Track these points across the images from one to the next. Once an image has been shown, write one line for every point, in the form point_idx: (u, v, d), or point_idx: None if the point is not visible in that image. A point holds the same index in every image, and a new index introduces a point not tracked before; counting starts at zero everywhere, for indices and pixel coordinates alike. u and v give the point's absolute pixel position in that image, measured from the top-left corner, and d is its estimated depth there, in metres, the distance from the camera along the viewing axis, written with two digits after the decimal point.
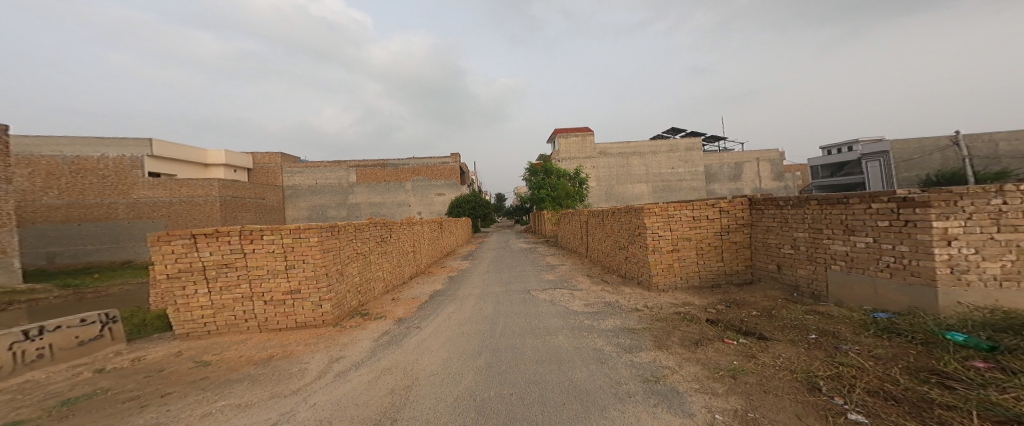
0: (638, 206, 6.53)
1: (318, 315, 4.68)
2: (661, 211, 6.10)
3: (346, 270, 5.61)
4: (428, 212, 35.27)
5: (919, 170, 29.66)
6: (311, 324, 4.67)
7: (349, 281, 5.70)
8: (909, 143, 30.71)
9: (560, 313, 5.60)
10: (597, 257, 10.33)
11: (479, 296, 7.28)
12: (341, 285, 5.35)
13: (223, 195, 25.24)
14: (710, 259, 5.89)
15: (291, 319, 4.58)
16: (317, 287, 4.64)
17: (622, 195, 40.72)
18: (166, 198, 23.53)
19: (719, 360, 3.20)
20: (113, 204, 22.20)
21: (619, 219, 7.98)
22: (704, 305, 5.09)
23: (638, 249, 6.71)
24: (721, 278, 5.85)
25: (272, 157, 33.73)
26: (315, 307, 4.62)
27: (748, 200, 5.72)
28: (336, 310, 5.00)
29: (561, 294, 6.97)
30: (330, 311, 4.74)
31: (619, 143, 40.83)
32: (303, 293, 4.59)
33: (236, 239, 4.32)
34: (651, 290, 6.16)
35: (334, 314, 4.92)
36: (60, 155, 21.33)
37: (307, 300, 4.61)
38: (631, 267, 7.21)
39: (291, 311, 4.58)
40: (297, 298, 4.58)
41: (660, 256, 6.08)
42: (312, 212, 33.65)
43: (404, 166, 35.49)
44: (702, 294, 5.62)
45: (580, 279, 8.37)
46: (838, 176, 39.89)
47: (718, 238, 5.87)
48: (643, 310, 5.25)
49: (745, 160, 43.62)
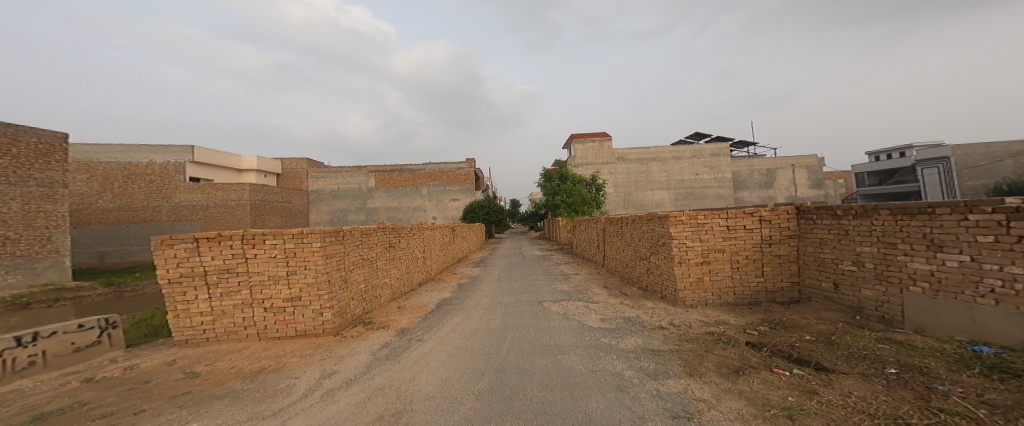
0: (663, 214, 5.94)
1: (319, 324, 4.47)
2: (690, 219, 5.49)
3: (351, 276, 5.41)
4: (444, 217, 35.51)
5: (986, 178, 26.86)
6: (311, 332, 4.47)
7: (353, 288, 5.49)
8: (974, 148, 27.86)
9: (574, 329, 5.08)
10: (614, 267, 9.69)
11: (488, 306, 6.88)
12: (345, 292, 5.15)
13: (253, 199, 26.55)
14: (747, 274, 5.21)
15: (291, 327, 4.39)
16: (318, 294, 4.43)
17: (643, 202, 39.29)
18: (203, 201, 25.03)
19: (767, 394, 2.61)
20: (157, 206, 23.89)
21: (640, 227, 7.39)
22: (740, 325, 4.46)
23: (662, 260, 6.10)
24: (761, 296, 5.13)
25: (299, 163, 35.27)
26: (315, 315, 4.41)
27: (795, 208, 5.02)
28: (337, 319, 4.78)
29: (575, 306, 6.44)
30: (331, 320, 4.52)
31: (639, 148, 39.60)
32: (304, 300, 4.40)
33: (238, 244, 4.19)
34: (677, 305, 5.53)
35: (336, 322, 4.69)
36: (113, 161, 23.23)
37: (308, 307, 4.41)
38: (653, 280, 6.56)
39: (290, 319, 4.39)
40: (298, 305, 4.39)
41: (688, 269, 5.45)
42: (333, 216, 34.80)
43: (421, 171, 36.05)
44: (737, 312, 4.95)
45: (596, 290, 7.80)
46: (886, 184, 36.75)
47: (757, 251, 5.18)
48: (669, 328, 4.65)
49: (778, 166, 40.98)
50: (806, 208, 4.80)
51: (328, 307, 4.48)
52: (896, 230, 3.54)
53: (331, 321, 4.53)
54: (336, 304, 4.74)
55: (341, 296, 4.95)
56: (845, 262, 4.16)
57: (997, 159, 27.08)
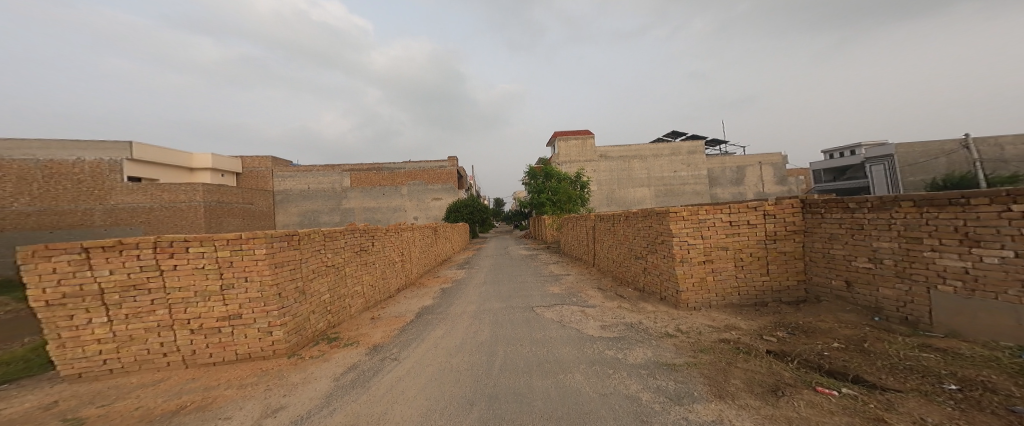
0: (660, 210, 5.58)
1: (267, 345, 3.63)
2: (690, 216, 5.12)
3: (311, 287, 4.58)
4: (425, 217, 34.19)
5: (925, 174, 29.49)
6: (257, 355, 3.63)
7: (315, 300, 4.66)
8: (914, 147, 30.23)
9: (573, 340, 4.55)
10: (606, 266, 9.32)
11: (474, 314, 6.23)
12: (304, 306, 4.33)
13: (207, 200, 24.13)
14: (752, 272, 4.90)
15: (230, 351, 3.54)
16: (264, 310, 3.59)
17: (624, 200, 39.94)
18: (146, 203, 22.51)
19: (822, 422, 2.15)
20: (88, 210, 21.22)
21: (634, 224, 7.03)
22: (752, 329, 4.12)
23: (661, 259, 5.74)
24: (768, 296, 4.84)
25: (263, 161, 32.63)
26: (262, 336, 3.59)
27: (800, 201, 4.74)
28: (293, 338, 3.96)
29: (571, 312, 5.95)
30: (283, 340, 3.70)
31: (620, 146, 40.14)
32: (246, 318, 3.56)
33: (147, 253, 3.28)
34: (679, 308, 5.18)
35: (291, 342, 3.87)
36: (32, 159, 20.24)
37: (251, 326, 3.57)
38: (652, 281, 6.19)
39: (228, 342, 3.53)
40: (238, 325, 3.54)
41: (691, 269, 5.08)
42: (304, 218, 32.51)
43: (399, 170, 34.50)
44: (745, 314, 4.62)
45: (590, 293, 7.37)
46: (841, 180, 39.58)
47: (762, 248, 4.87)
48: (677, 336, 4.24)
49: (748, 164, 42.98)
50: (812, 201, 4.51)
51: (277, 325, 3.65)
52: (919, 223, 3.27)
53: (284, 340, 3.72)
54: (290, 321, 3.93)
55: (298, 312, 4.13)
56: (860, 259, 3.88)
57: (932, 156, 29.57)
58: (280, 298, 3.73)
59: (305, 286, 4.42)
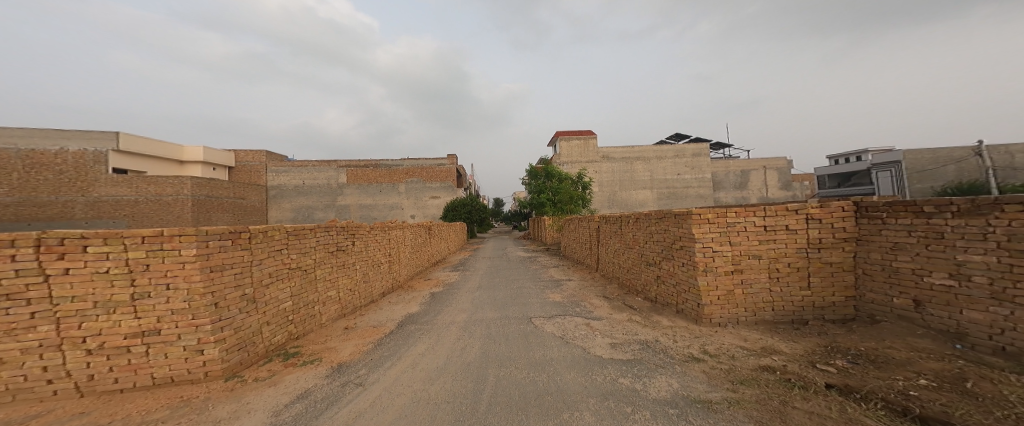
0: (680, 211, 4.86)
1: (194, 366, 2.94)
2: (716, 218, 4.39)
3: (267, 293, 3.87)
4: (422, 216, 33.44)
5: (931, 182, 28.90)
6: (183, 378, 2.93)
7: (271, 309, 3.95)
8: (921, 154, 29.59)
9: (578, 363, 3.81)
10: (612, 272, 8.58)
11: (464, 326, 5.48)
12: (254, 316, 3.62)
13: (195, 194, 23.18)
14: (790, 286, 4.16)
15: (145, 373, 2.83)
16: (193, 324, 2.92)
17: (625, 202, 39.29)
18: (131, 196, 21.84)
19: None
20: (71, 201, 20.78)
21: (647, 227, 6.31)
22: (798, 354, 3.30)
23: (678, 267, 5.01)
24: (807, 313, 4.09)
25: (256, 155, 31.75)
26: (189, 356, 2.90)
27: (852, 203, 3.99)
28: (235, 356, 3.27)
29: (574, 326, 5.29)
30: (219, 359, 3.03)
31: (623, 148, 39.47)
32: (168, 334, 2.90)
33: (28, 254, 2.55)
34: (699, 324, 4.44)
35: (231, 362, 3.19)
36: (12, 147, 19.99)
37: (175, 344, 2.90)
38: (666, 291, 5.47)
39: (142, 365, 2.83)
40: (157, 343, 2.87)
41: (717, 280, 4.33)
42: (297, 214, 31.74)
43: (398, 167, 33.74)
44: (782, 334, 3.86)
45: (594, 303, 6.69)
46: (845, 187, 39.03)
47: (802, 257, 4.14)
48: (705, 360, 3.47)
49: (752, 168, 42.30)
50: (869, 205, 3.77)
51: (208, 342, 2.99)
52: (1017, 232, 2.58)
53: (220, 360, 3.04)
54: (231, 335, 3.24)
55: (244, 323, 3.46)
56: (937, 274, 3.12)
57: (941, 164, 28.85)
58: (216, 310, 3.07)
59: (259, 293, 3.73)
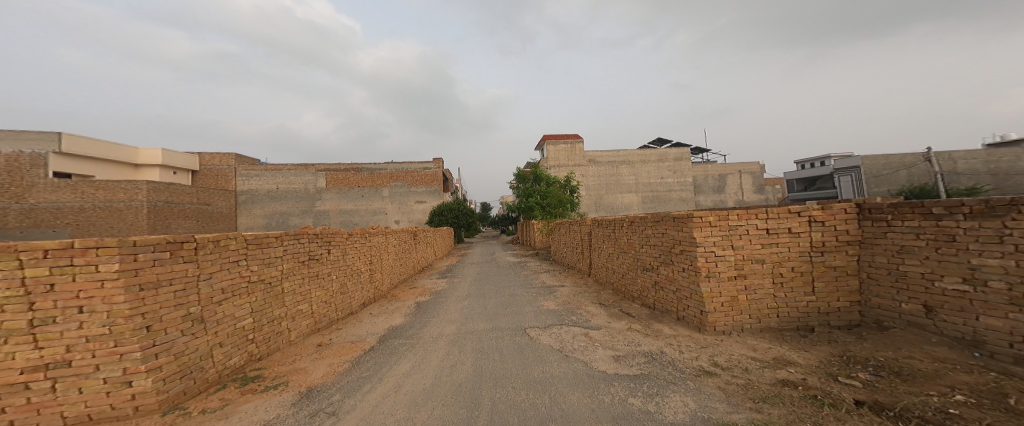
0: (678, 214, 4.66)
1: (119, 401, 2.46)
2: (718, 221, 4.18)
3: (221, 310, 3.34)
4: (406, 221, 32.41)
5: (886, 186, 31.05)
6: (108, 416, 2.46)
7: (226, 328, 3.41)
8: (877, 159, 31.69)
9: (580, 381, 3.46)
10: (606, 277, 8.36)
11: (454, 339, 5.01)
12: (203, 337, 3.11)
13: (152, 200, 21.30)
14: (795, 291, 3.98)
15: (56, 411, 2.34)
16: (114, 352, 2.43)
17: (611, 205, 39.84)
18: (75, 202, 19.83)
19: None
20: (2, 209, 18.74)
21: (643, 230, 6.10)
22: (813, 365, 3.09)
23: (678, 272, 4.80)
24: (813, 319, 3.91)
25: (225, 158, 29.77)
26: (112, 390, 2.43)
27: (854, 205, 3.85)
28: (176, 386, 2.79)
29: (572, 337, 4.96)
30: (153, 391, 2.55)
31: (608, 152, 40.09)
32: (82, 366, 2.38)
33: None
34: (701, 331, 4.24)
35: (171, 392, 2.72)
36: None
37: (94, 377, 2.41)
38: (665, 298, 5.25)
39: (46, 403, 2.32)
40: (67, 377, 2.36)
41: (721, 286, 4.12)
42: (271, 221, 29.93)
43: (380, 171, 32.61)
44: (790, 342, 3.66)
45: (590, 310, 6.41)
46: (811, 190, 41.39)
47: (806, 262, 3.97)
48: (719, 374, 3.20)
49: (728, 172, 44.02)
50: (873, 206, 3.60)
51: (138, 372, 2.50)
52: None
53: (154, 391, 2.57)
54: (172, 361, 2.78)
55: (190, 346, 2.96)
56: (950, 278, 2.87)
57: (894, 169, 31.07)
58: (149, 334, 2.58)
59: (211, 310, 3.22)
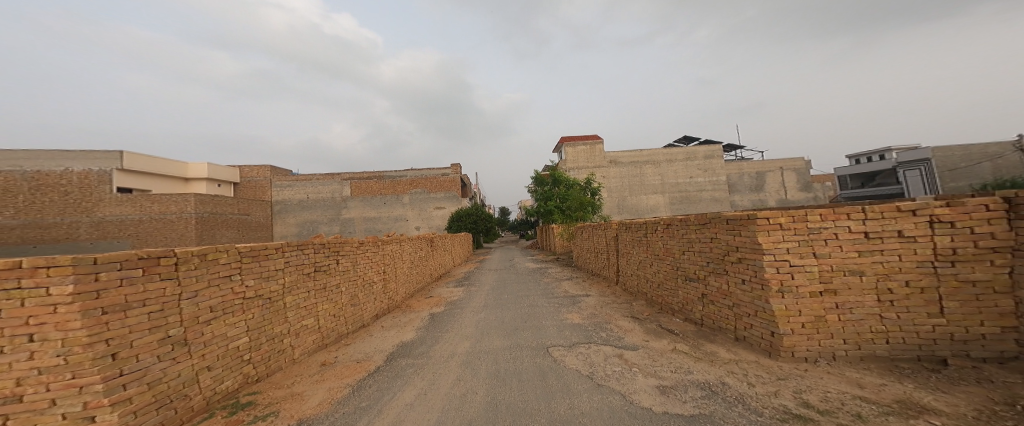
0: (733, 216, 3.88)
1: None
2: (793, 224, 3.35)
3: (210, 329, 3.02)
4: (427, 227, 32.71)
5: (967, 179, 27.05)
6: None
7: (216, 349, 3.07)
8: (952, 150, 27.78)
9: (618, 421, 2.77)
10: (638, 287, 7.51)
11: (467, 360, 4.47)
12: (187, 361, 2.77)
13: (199, 211, 22.99)
14: (913, 311, 3.01)
15: None
16: (72, 384, 2.07)
17: (636, 207, 38.04)
18: (135, 215, 21.80)
19: None
20: (75, 222, 20.87)
21: (682, 234, 5.29)
22: (969, 417, 2.19)
23: (735, 284, 3.99)
24: (943, 348, 2.92)
25: (261, 171, 31.63)
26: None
27: (1002, 199, 2.78)
28: (151, 418, 2.40)
29: (604, 359, 4.27)
30: None
31: (632, 152, 38.41)
32: (36, 401, 2.04)
33: None
34: (771, 355, 3.45)
35: None
36: (19, 170, 20.27)
37: (53, 412, 2.05)
38: (717, 314, 4.40)
39: None
40: (21, 413, 2.02)
41: (800, 303, 3.29)
42: (302, 229, 31.36)
43: (401, 178, 33.22)
44: (913, 378, 2.74)
45: (622, 326, 5.65)
46: (870, 186, 37.16)
47: (929, 273, 2.99)
48: (817, 420, 2.38)
49: (768, 169, 40.57)
50: None
51: (101, 406, 2.12)
52: None
53: None
54: (146, 391, 2.42)
55: (171, 372, 2.62)
56: None
57: (974, 161, 26.72)
58: (114, 363, 2.24)
59: (196, 331, 2.89)
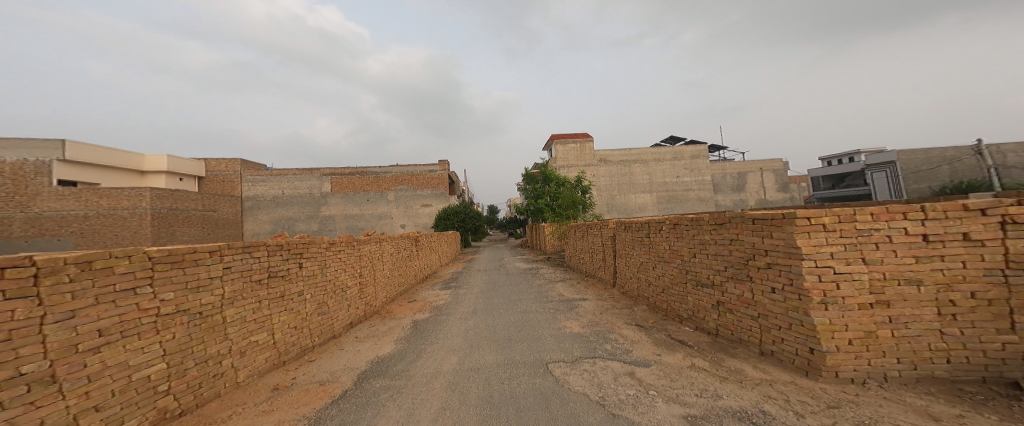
0: (761, 215, 3.33)
1: None
2: (840, 225, 2.84)
3: (99, 359, 2.19)
4: (412, 225, 31.57)
5: (927, 182, 28.46)
6: None
7: (109, 384, 2.25)
8: (914, 153, 29.14)
9: None
10: (638, 290, 7.04)
11: (451, 379, 3.81)
12: (58, 404, 1.92)
13: (156, 207, 21.04)
14: (979, 326, 2.56)
15: None
16: None
17: (624, 206, 38.21)
18: (80, 210, 19.69)
19: None
20: (8, 218, 18.65)
21: (694, 235, 4.77)
22: None
23: (761, 293, 3.46)
24: (1017, 369, 2.48)
25: (230, 164, 29.48)
26: None
27: None
28: None
29: (610, 379, 3.70)
30: None
31: (620, 151, 38.49)
32: None
33: None
34: (808, 375, 2.91)
35: None
36: None
37: None
38: (737, 324, 3.90)
39: None
40: None
41: (846, 316, 2.79)
42: (277, 227, 29.51)
43: (385, 174, 31.87)
44: (992, 408, 2.27)
45: (626, 336, 5.13)
46: (840, 187, 38.79)
47: (998, 283, 2.54)
48: None
49: (749, 170, 41.68)
50: None
51: None
52: None
53: None
54: None
55: (26, 422, 1.76)
56: None
57: (935, 165, 28.44)
58: None
59: (75, 363, 2.05)
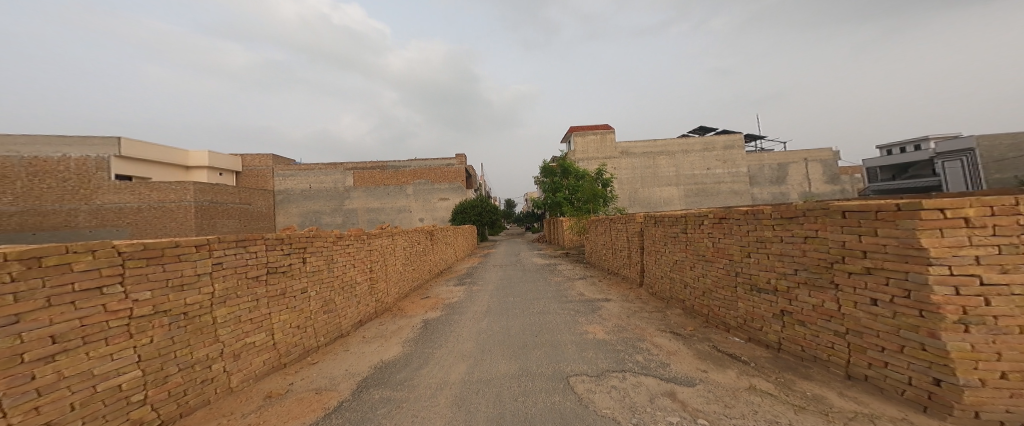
0: (857, 207, 2.55)
1: None
2: (991, 219, 2.04)
3: (55, 368, 1.84)
4: (431, 218, 31.83)
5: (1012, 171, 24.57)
6: None
7: (68, 396, 1.89)
8: (998, 139, 25.22)
9: None
10: (671, 292, 6.31)
11: (462, 394, 3.31)
12: None
13: (198, 200, 22.53)
14: None
15: None
16: None
17: (649, 200, 36.37)
18: (133, 203, 21.42)
19: None
20: (74, 209, 20.61)
21: (750, 232, 3.98)
22: None
23: (852, 304, 2.69)
24: None
25: (263, 159, 30.96)
26: None
27: None
28: None
29: (644, 402, 3.08)
30: None
31: (645, 142, 36.56)
32: None
33: None
34: (929, 413, 2.16)
35: None
36: (16, 156, 20.01)
37: None
38: (811, 340, 3.13)
39: None
40: None
41: (1000, 342, 2.00)
42: (305, 220, 30.79)
43: (405, 168, 32.24)
44: None
45: (659, 345, 4.47)
46: (900, 179, 34.60)
47: None
48: None
49: (790, 161, 38.21)
50: None
51: None
52: None
53: None
54: None
55: None
56: None
57: None
58: None
59: (20, 375, 1.69)
